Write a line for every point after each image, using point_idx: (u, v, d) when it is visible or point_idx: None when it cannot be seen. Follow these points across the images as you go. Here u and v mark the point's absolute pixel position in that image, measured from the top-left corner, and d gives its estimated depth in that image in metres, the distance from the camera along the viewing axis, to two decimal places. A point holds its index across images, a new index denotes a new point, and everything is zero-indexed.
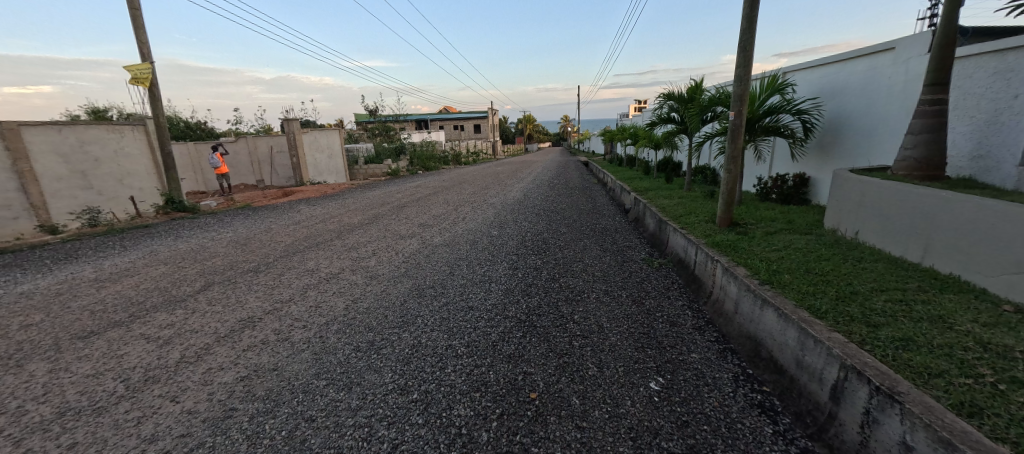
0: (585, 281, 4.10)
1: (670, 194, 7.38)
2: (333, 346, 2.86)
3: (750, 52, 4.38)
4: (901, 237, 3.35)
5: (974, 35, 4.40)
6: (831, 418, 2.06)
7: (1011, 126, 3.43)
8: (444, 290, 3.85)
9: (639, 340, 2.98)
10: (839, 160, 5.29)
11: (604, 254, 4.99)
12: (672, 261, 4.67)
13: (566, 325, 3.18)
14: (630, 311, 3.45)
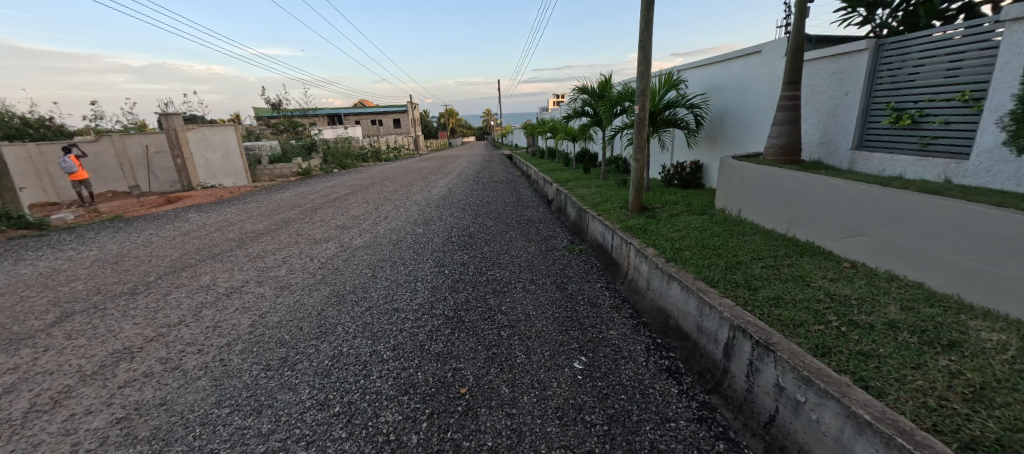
0: (512, 272, 4.20)
1: (587, 184, 7.81)
2: (237, 368, 2.62)
3: (648, 52, 4.79)
4: (772, 212, 3.91)
5: (817, 41, 5.28)
6: (725, 372, 2.36)
7: (846, 117, 4.19)
8: (366, 294, 3.70)
9: (563, 324, 3.14)
10: (725, 148, 6.02)
11: (528, 245, 5.15)
12: (591, 248, 4.98)
13: (493, 317, 3.24)
14: (554, 297, 3.61)
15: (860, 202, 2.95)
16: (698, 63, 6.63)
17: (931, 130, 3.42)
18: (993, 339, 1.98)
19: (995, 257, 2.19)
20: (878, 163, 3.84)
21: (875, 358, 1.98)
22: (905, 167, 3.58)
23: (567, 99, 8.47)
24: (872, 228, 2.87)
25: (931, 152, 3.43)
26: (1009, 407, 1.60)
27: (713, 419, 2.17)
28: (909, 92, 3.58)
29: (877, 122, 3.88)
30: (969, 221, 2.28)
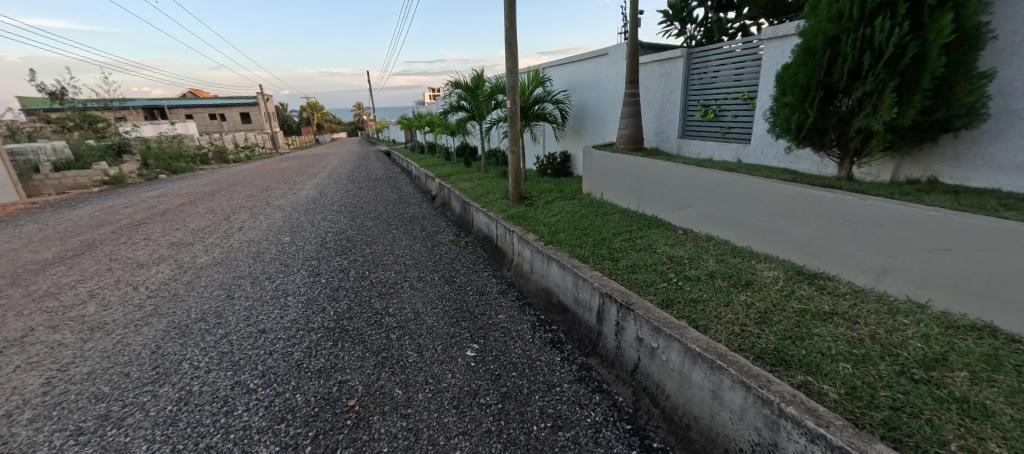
0: (396, 272, 4.10)
1: (468, 178, 7.96)
2: (31, 442, 2.06)
3: (513, 50, 5.08)
4: (628, 193, 4.54)
5: (648, 47, 6.26)
6: (599, 336, 2.71)
7: (672, 112, 5.08)
8: (223, 319, 3.23)
9: (453, 316, 3.22)
10: (587, 139, 6.75)
11: (412, 242, 5.07)
12: (476, 239, 5.15)
13: (380, 321, 3.15)
14: (443, 291, 3.66)
15: (689, 181, 3.62)
16: (558, 62, 7.24)
17: (727, 121, 4.38)
18: (770, 276, 2.67)
19: (771, 217, 2.93)
20: (696, 149, 4.76)
21: (701, 302, 2.49)
22: (713, 151, 4.52)
23: (443, 92, 8.42)
24: (696, 201, 3.58)
25: (729, 139, 4.40)
26: (780, 322, 2.20)
27: (590, 376, 2.50)
28: (712, 92, 4.52)
29: (694, 116, 4.80)
30: (755, 191, 3.02)
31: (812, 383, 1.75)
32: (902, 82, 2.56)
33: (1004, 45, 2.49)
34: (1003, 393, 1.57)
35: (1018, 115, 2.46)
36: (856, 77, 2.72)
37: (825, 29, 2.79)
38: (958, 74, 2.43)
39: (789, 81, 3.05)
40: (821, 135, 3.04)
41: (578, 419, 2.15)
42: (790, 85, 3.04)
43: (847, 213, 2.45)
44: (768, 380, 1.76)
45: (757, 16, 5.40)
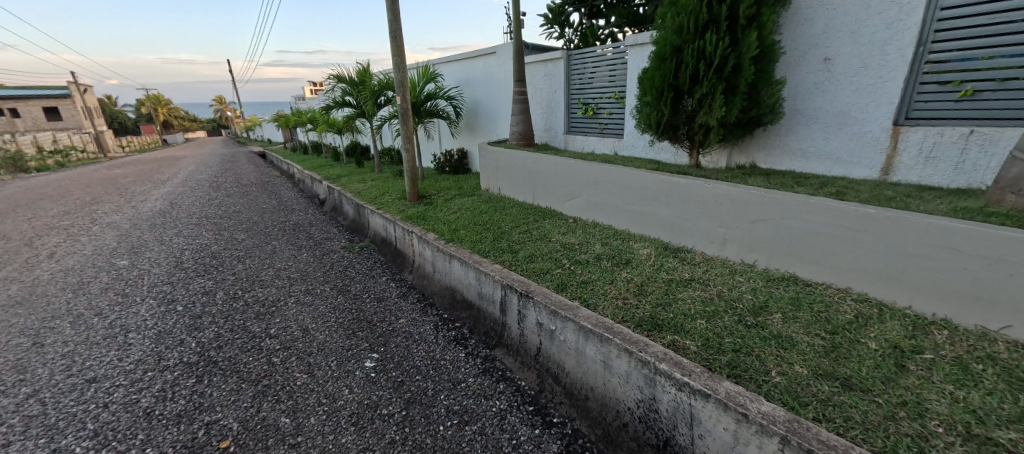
0: (277, 289, 3.71)
1: (359, 179, 7.49)
2: None
3: (400, 43, 4.92)
4: (522, 187, 4.76)
5: (532, 47, 6.62)
6: (503, 326, 2.81)
7: (557, 109, 5.45)
8: (31, 374, 2.55)
9: (348, 328, 3.04)
10: (481, 135, 6.87)
11: (298, 253, 4.62)
12: (373, 243, 4.91)
13: (260, 345, 2.83)
14: (336, 303, 3.43)
15: (576, 173, 3.93)
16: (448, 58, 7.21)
17: (603, 118, 4.86)
18: (645, 253, 3.06)
19: (643, 201, 3.35)
20: (580, 143, 5.19)
21: (590, 282, 2.72)
22: (595, 145, 4.98)
23: (325, 86, 7.77)
24: (582, 192, 3.92)
25: (607, 133, 4.88)
26: (653, 292, 2.52)
27: (495, 367, 2.60)
28: (590, 91, 4.95)
29: (576, 113, 5.22)
30: (629, 180, 3.42)
31: (677, 340, 2.04)
32: (729, 85, 3.11)
33: (792, 57, 3.17)
34: (804, 327, 2.04)
35: (805, 112, 3.17)
36: (696, 81, 3.23)
37: (670, 39, 3.26)
38: (765, 79, 3.04)
39: (647, 83, 3.50)
40: (674, 130, 3.56)
41: (483, 411, 2.22)
42: (649, 87, 3.49)
43: (699, 195, 2.93)
44: (646, 344, 1.99)
45: (622, 25, 6.06)
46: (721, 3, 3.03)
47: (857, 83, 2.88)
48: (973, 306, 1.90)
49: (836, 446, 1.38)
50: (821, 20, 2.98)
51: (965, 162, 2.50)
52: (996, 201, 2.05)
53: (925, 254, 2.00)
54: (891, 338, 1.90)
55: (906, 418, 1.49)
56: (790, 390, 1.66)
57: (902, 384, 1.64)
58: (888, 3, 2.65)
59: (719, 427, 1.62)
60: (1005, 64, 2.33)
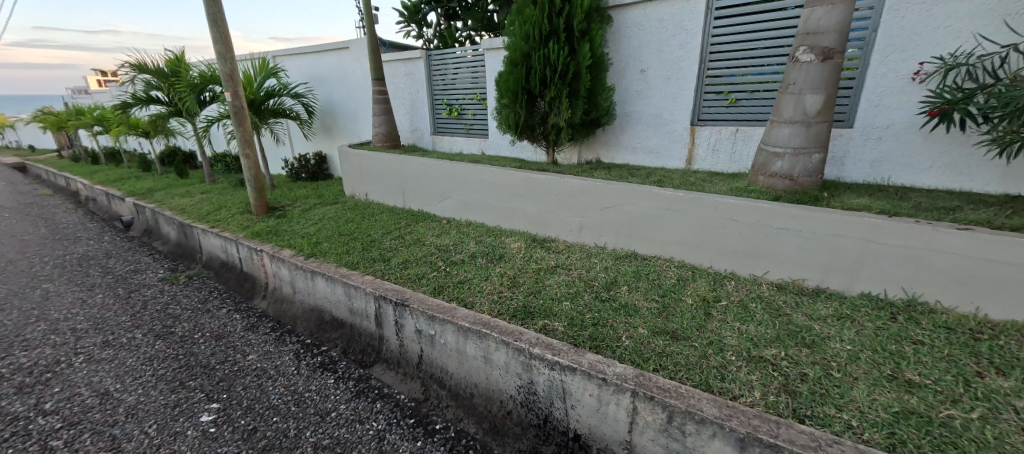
0: (56, 349, 2.86)
1: (182, 193, 6.20)
2: None
3: (225, 28, 4.06)
4: (391, 191, 4.59)
5: (389, 45, 6.40)
6: (381, 340, 2.70)
7: (421, 110, 5.38)
8: None
9: (173, 380, 2.54)
10: (341, 138, 6.38)
11: (93, 297, 3.64)
12: (210, 270, 4.17)
13: (30, 427, 2.16)
14: (154, 352, 2.82)
15: (445, 174, 3.96)
16: (292, 51, 6.46)
17: (468, 119, 4.99)
18: (515, 247, 3.26)
19: (509, 198, 3.57)
20: (448, 144, 5.24)
21: (466, 282, 2.77)
22: (462, 146, 5.08)
23: (121, 78, 6.18)
24: (452, 193, 3.97)
25: (473, 134, 5.03)
26: (525, 282, 2.71)
27: (369, 387, 2.49)
28: (452, 92, 5.02)
29: (440, 114, 5.24)
30: (495, 179, 3.59)
31: (547, 324, 2.24)
32: (572, 90, 3.51)
33: (619, 67, 3.72)
34: (644, 294, 2.45)
35: (632, 114, 3.76)
36: (545, 85, 3.55)
37: (520, 46, 3.52)
38: (600, 86, 3.51)
39: (504, 86, 3.71)
40: (531, 131, 3.87)
41: (359, 437, 2.11)
42: (506, 90, 3.70)
43: (557, 190, 3.24)
44: (521, 332, 2.12)
45: (478, 29, 6.26)
46: (560, 16, 3.40)
47: (666, 91, 3.52)
48: (747, 260, 2.55)
49: (670, 389, 1.70)
50: (636, 37, 3.54)
51: (738, 153, 3.29)
52: (755, 182, 2.75)
53: (718, 225, 2.59)
54: (702, 293, 2.41)
55: (713, 354, 1.92)
56: (637, 350, 1.98)
57: (710, 329, 2.11)
58: (681, 27, 3.31)
59: (586, 394, 1.85)
60: (754, 80, 3.13)
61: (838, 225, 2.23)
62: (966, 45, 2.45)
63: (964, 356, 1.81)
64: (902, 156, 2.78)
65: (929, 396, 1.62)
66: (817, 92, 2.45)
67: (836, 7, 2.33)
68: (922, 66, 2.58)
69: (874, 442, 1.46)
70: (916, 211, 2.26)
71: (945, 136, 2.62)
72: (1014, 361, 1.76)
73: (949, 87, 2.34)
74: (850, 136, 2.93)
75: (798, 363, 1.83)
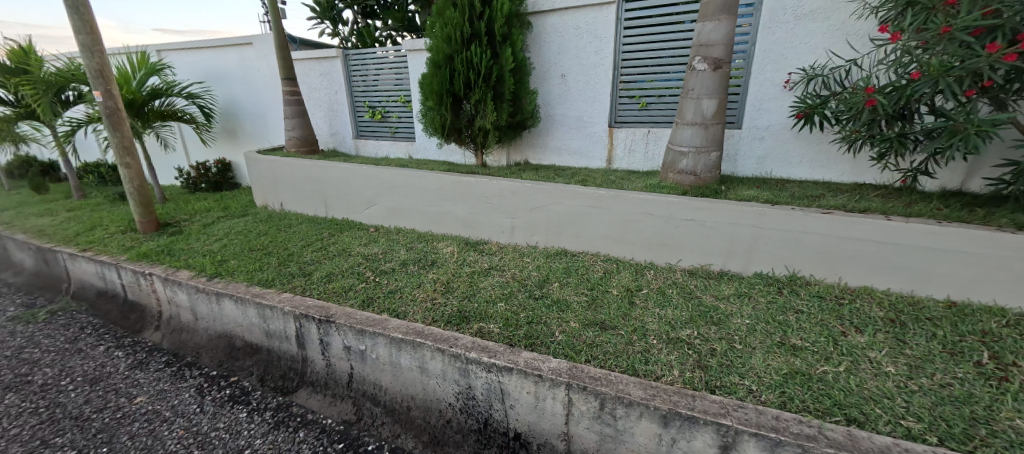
0: None
1: (39, 212, 5.20)
2: None
3: (89, 14, 3.44)
4: (310, 200, 4.30)
5: (300, 43, 5.97)
6: (304, 362, 2.53)
7: (341, 112, 5.11)
8: None
9: (34, 439, 2.14)
10: (249, 144, 5.83)
11: None
12: (82, 303, 3.57)
13: None
14: (6, 408, 2.36)
15: (369, 180, 3.81)
16: (181, 45, 5.74)
17: (393, 122, 4.85)
18: (448, 251, 3.23)
19: (439, 202, 3.52)
20: (373, 148, 5.05)
21: (398, 291, 2.69)
22: (388, 149, 4.93)
23: None
24: (379, 199, 3.83)
25: (399, 137, 4.89)
26: (458, 287, 2.69)
27: (290, 415, 2.32)
28: (375, 94, 4.83)
29: (363, 117, 5.02)
30: (423, 183, 3.53)
31: (483, 327, 2.25)
32: (496, 93, 3.56)
33: (540, 71, 3.84)
34: (574, 289, 2.57)
35: (555, 116, 3.91)
36: (470, 88, 3.56)
37: (442, 48, 3.48)
38: (523, 89, 3.60)
39: (428, 88, 3.65)
40: (458, 134, 3.87)
41: None
42: (430, 92, 3.64)
43: (486, 192, 3.27)
44: (455, 338, 2.11)
45: (398, 29, 6.08)
46: (480, 20, 3.43)
47: (585, 94, 3.71)
48: (663, 250, 2.79)
49: (600, 377, 1.81)
50: (555, 42, 3.69)
51: (651, 152, 3.58)
52: (666, 179, 3.01)
53: (636, 219, 2.80)
54: (625, 284, 2.59)
55: (637, 340, 2.08)
56: (569, 344, 2.07)
57: (633, 316, 2.27)
58: (595, 34, 3.51)
59: (522, 392, 1.90)
60: (661, 85, 3.42)
61: (734, 214, 2.53)
62: (820, 60, 2.92)
63: (833, 319, 2.15)
64: (781, 153, 3.22)
65: (809, 356, 1.90)
66: (712, 97, 2.75)
67: (722, 22, 2.63)
68: (791, 76, 3.01)
69: (769, 401, 1.68)
70: (792, 199, 2.64)
71: (811, 136, 3.08)
72: (867, 320, 2.13)
73: (811, 95, 2.76)
74: (740, 135, 3.33)
75: (708, 340, 2.05)
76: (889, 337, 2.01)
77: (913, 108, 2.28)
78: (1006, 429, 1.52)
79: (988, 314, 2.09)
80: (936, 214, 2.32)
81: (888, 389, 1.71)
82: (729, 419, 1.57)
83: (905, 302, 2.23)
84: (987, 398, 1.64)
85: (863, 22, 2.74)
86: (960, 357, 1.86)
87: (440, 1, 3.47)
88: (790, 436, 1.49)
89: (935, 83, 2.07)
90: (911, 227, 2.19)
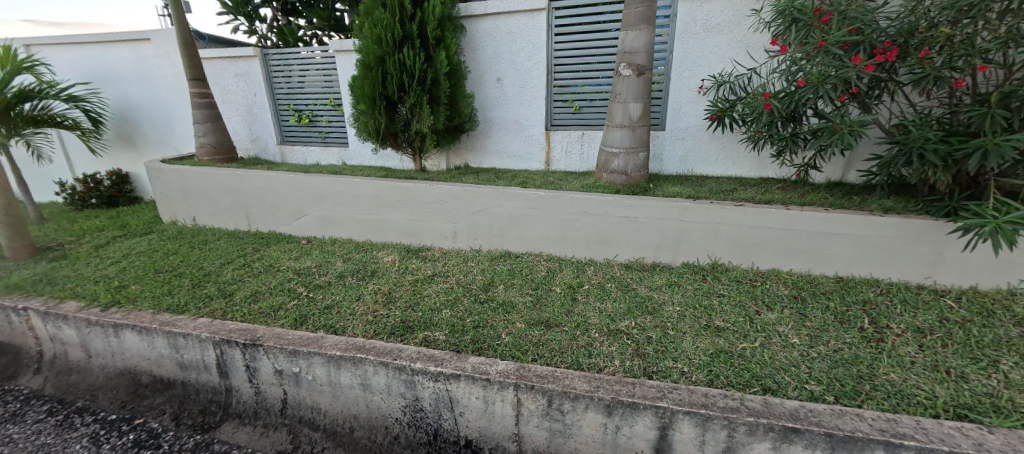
0: None
1: None
2: None
3: None
4: (229, 213, 3.93)
5: (209, 40, 5.43)
6: (228, 392, 2.31)
7: (262, 116, 4.73)
8: None
9: None
10: (152, 152, 5.20)
11: None
12: None
13: None
14: None
15: (297, 188, 3.57)
16: (56, 39, 4.96)
17: (323, 126, 4.60)
18: (389, 260, 3.12)
19: (376, 209, 3.39)
20: (301, 155, 4.73)
21: (335, 305, 2.54)
22: (318, 156, 4.65)
23: None
24: (309, 209, 3.60)
25: (329, 143, 4.64)
26: (401, 297, 2.61)
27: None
28: (300, 97, 4.54)
29: (288, 121, 4.70)
30: (358, 190, 3.38)
31: (428, 335, 2.21)
32: (431, 97, 3.51)
33: (476, 75, 3.85)
34: (519, 290, 2.61)
35: (492, 119, 3.93)
36: (404, 91, 3.47)
37: (373, 49, 3.35)
38: (459, 93, 3.57)
39: (359, 91, 3.49)
40: (394, 138, 3.76)
41: None
42: (361, 95, 3.49)
43: (425, 197, 3.21)
44: (399, 350, 2.04)
45: (324, 28, 5.76)
46: (412, 22, 3.36)
47: (520, 98, 3.78)
48: (600, 247, 2.92)
49: (547, 375, 1.85)
50: (489, 46, 3.71)
51: (585, 154, 3.74)
52: (600, 179, 3.15)
53: (574, 218, 2.90)
54: (567, 281, 2.68)
55: (581, 335, 2.16)
56: (516, 345, 2.10)
57: (576, 312, 2.35)
58: (527, 39, 3.58)
59: (471, 398, 1.89)
60: (592, 89, 3.58)
61: (661, 210, 2.72)
62: (727, 68, 3.24)
63: (748, 300, 2.39)
64: (700, 151, 3.52)
65: (730, 336, 2.10)
66: (637, 101, 2.93)
67: (642, 32, 2.81)
68: (704, 82, 3.30)
69: (699, 380, 1.83)
70: (710, 194, 2.89)
71: (723, 136, 3.40)
72: (776, 298, 2.40)
73: (720, 99, 3.05)
74: (664, 136, 3.58)
75: (644, 329, 2.18)
76: (794, 312, 2.28)
77: (801, 111, 2.60)
78: (884, 382, 1.78)
79: (867, 285, 2.45)
80: (824, 203, 2.67)
81: (795, 358, 1.93)
82: (665, 401, 1.68)
83: (805, 280, 2.54)
84: (869, 358, 1.93)
85: (759, 35, 3.09)
86: (848, 325, 2.16)
87: (368, 0, 3.35)
88: (717, 410, 1.64)
89: (816, 89, 2.37)
90: (806, 215, 2.50)
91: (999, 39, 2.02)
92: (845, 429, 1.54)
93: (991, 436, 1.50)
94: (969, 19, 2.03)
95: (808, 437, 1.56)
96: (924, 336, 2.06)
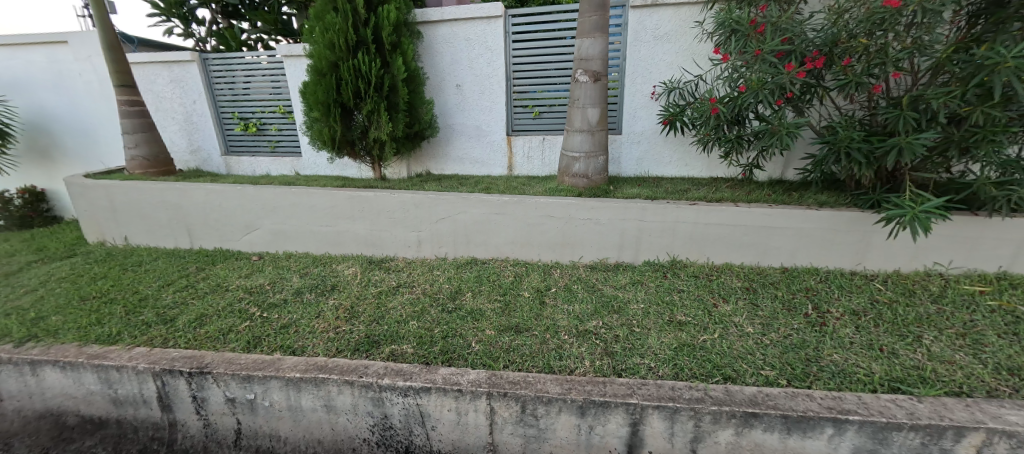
0: None
1: None
2: None
3: None
4: (166, 230, 3.61)
5: (138, 43, 5.01)
6: (174, 426, 2.12)
7: (202, 126, 4.41)
8: None
9: None
10: (72, 167, 4.70)
11: None
12: None
13: None
14: None
15: (245, 202, 3.35)
16: None
17: (273, 135, 4.37)
18: (349, 273, 2.99)
19: (333, 220, 3.25)
20: (249, 166, 4.46)
21: (292, 325, 2.40)
22: (268, 166, 4.40)
23: None
24: (258, 223, 3.39)
25: (280, 152, 4.42)
26: (365, 311, 2.50)
27: None
28: (246, 104, 4.29)
29: (233, 130, 4.42)
30: (313, 201, 3.23)
31: (396, 349, 2.13)
32: (390, 103, 3.43)
33: (435, 82, 3.80)
34: (487, 297, 2.59)
35: (452, 125, 3.90)
36: (360, 98, 3.37)
37: (325, 55, 3.22)
38: (418, 99, 3.52)
39: (311, 98, 3.35)
40: (351, 146, 3.63)
41: None
42: (313, 102, 3.34)
43: (385, 206, 3.11)
44: (364, 367, 1.95)
45: (270, 32, 5.47)
46: (366, 27, 3.28)
47: (480, 104, 3.78)
48: (565, 249, 2.96)
49: (519, 381, 1.84)
50: (446, 52, 3.68)
51: (547, 158, 3.80)
52: (562, 182, 3.21)
53: (538, 222, 2.93)
54: (535, 285, 2.69)
55: (551, 338, 2.17)
56: (486, 352, 2.07)
57: (545, 315, 2.37)
58: (485, 46, 3.59)
59: (443, 411, 1.85)
60: (551, 95, 3.66)
61: (622, 211, 2.80)
62: (676, 75, 3.42)
63: (706, 294, 2.51)
64: (655, 153, 3.67)
65: (692, 329, 2.19)
66: (595, 106, 3.01)
67: (597, 39, 2.89)
68: (655, 88, 3.46)
69: (665, 374, 1.89)
70: (667, 195, 3.02)
71: (675, 139, 3.58)
72: (730, 291, 2.54)
73: (671, 104, 3.22)
74: (621, 140, 3.71)
75: (612, 328, 2.24)
76: (747, 302, 2.43)
77: (744, 115, 2.79)
78: (828, 363, 1.93)
79: (809, 273, 2.65)
80: (769, 200, 2.86)
81: (750, 347, 2.05)
82: (635, 398, 1.72)
83: (755, 272, 2.70)
84: (814, 341, 2.08)
85: (703, 44, 3.30)
86: (794, 312, 2.33)
87: (318, 4, 3.24)
88: (684, 402, 1.70)
89: (756, 94, 2.54)
90: (753, 211, 2.67)
91: (908, 49, 2.26)
92: (798, 410, 1.64)
93: (920, 405, 1.66)
94: (882, 31, 2.26)
95: (767, 420, 1.65)
96: (859, 318, 2.26)
